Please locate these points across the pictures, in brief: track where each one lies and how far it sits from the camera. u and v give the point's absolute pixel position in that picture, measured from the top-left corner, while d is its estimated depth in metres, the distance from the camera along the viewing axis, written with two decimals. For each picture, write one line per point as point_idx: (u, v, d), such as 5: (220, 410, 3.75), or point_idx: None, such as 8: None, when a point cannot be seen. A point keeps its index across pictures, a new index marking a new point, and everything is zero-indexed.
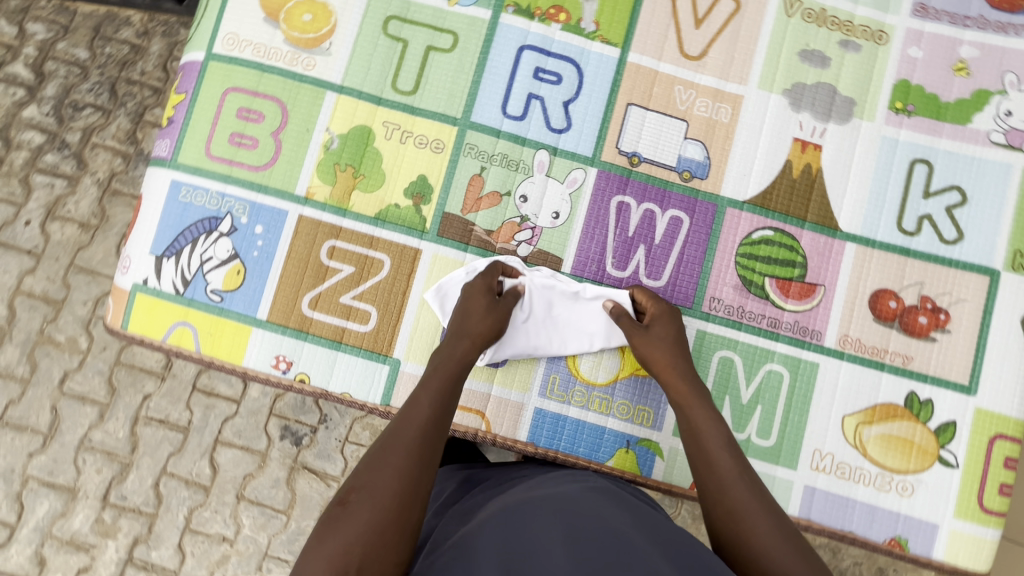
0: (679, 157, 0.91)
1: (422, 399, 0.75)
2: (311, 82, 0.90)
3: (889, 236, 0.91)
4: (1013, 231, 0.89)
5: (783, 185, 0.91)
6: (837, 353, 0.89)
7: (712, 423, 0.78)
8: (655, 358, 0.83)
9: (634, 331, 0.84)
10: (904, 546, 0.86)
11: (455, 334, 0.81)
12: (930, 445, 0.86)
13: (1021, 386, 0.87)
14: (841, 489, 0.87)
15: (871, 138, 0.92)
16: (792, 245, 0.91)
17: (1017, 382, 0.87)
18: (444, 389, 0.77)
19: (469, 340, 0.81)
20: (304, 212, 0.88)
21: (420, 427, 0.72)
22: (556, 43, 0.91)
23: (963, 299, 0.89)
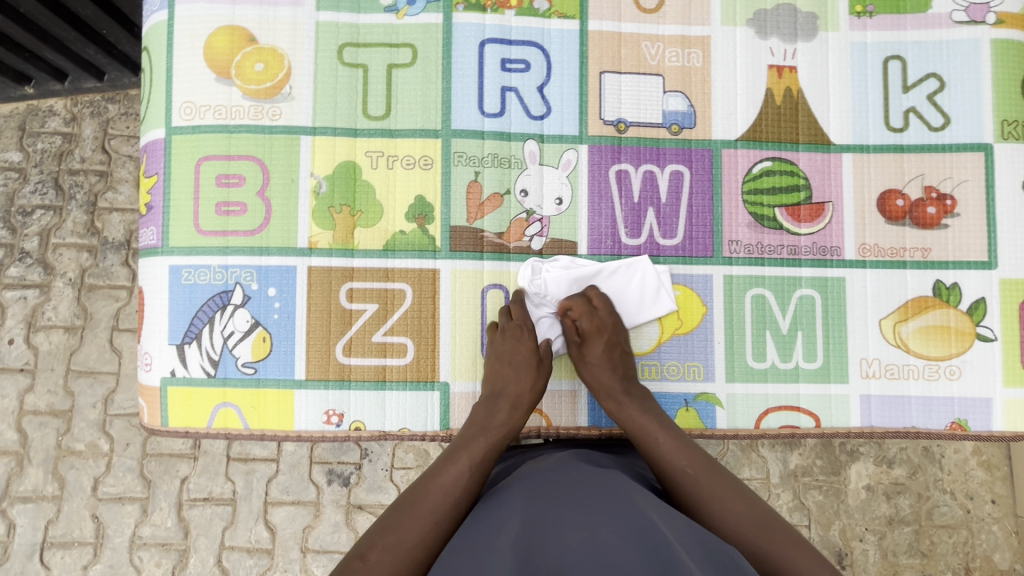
0: (663, 113, 0.91)
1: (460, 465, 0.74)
2: (283, 131, 0.87)
3: (881, 138, 0.92)
4: (996, 102, 0.91)
5: (769, 114, 0.91)
6: (860, 262, 0.91)
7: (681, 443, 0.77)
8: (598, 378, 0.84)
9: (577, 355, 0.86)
10: (965, 427, 0.89)
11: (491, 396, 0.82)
12: (966, 325, 0.89)
13: None
14: (894, 389, 0.90)
15: (841, 47, 0.92)
16: (792, 170, 0.92)
17: None
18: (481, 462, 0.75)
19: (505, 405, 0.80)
20: (312, 263, 0.86)
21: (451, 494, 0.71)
22: (515, 30, 0.90)
23: (964, 180, 0.91)
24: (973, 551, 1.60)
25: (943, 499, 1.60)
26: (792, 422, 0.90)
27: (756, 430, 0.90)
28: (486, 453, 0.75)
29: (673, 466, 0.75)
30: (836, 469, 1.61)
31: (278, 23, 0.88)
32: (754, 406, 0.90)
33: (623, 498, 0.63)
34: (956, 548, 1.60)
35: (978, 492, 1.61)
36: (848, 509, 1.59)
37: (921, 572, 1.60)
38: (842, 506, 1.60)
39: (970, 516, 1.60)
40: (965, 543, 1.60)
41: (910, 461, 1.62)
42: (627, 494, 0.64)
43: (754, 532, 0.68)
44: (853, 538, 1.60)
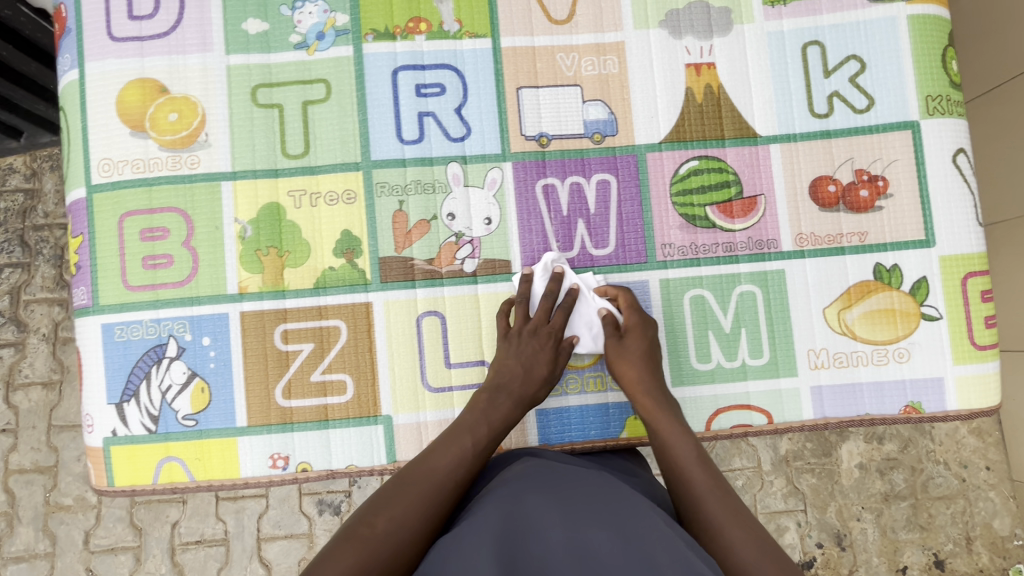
0: (584, 123, 0.90)
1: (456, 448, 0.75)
2: (203, 179, 0.87)
3: (806, 126, 0.91)
4: (918, 79, 0.90)
5: (691, 113, 0.91)
6: (798, 252, 0.90)
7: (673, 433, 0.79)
8: (625, 374, 0.84)
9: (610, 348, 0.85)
10: (919, 409, 0.88)
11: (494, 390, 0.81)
12: (910, 307, 0.88)
13: (973, 221, 0.89)
14: (845, 378, 0.89)
15: (758, 38, 0.92)
16: (720, 167, 0.91)
17: (967, 219, 0.89)
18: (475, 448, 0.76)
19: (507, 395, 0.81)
20: (244, 308, 0.86)
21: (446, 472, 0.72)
22: (427, 54, 0.89)
23: (893, 160, 0.90)
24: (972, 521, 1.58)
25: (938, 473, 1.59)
26: (744, 420, 0.89)
27: (709, 432, 0.89)
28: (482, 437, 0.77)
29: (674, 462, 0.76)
30: (827, 450, 1.60)
31: (189, 71, 0.88)
32: (704, 408, 0.89)
33: (611, 508, 0.64)
34: (955, 521, 1.58)
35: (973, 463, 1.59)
36: (842, 489, 1.57)
37: (921, 546, 1.58)
38: (836, 487, 1.58)
39: (966, 488, 1.58)
40: (965, 516, 1.58)
41: (901, 436, 1.60)
42: (613, 502, 0.65)
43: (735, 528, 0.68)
44: (850, 518, 1.57)
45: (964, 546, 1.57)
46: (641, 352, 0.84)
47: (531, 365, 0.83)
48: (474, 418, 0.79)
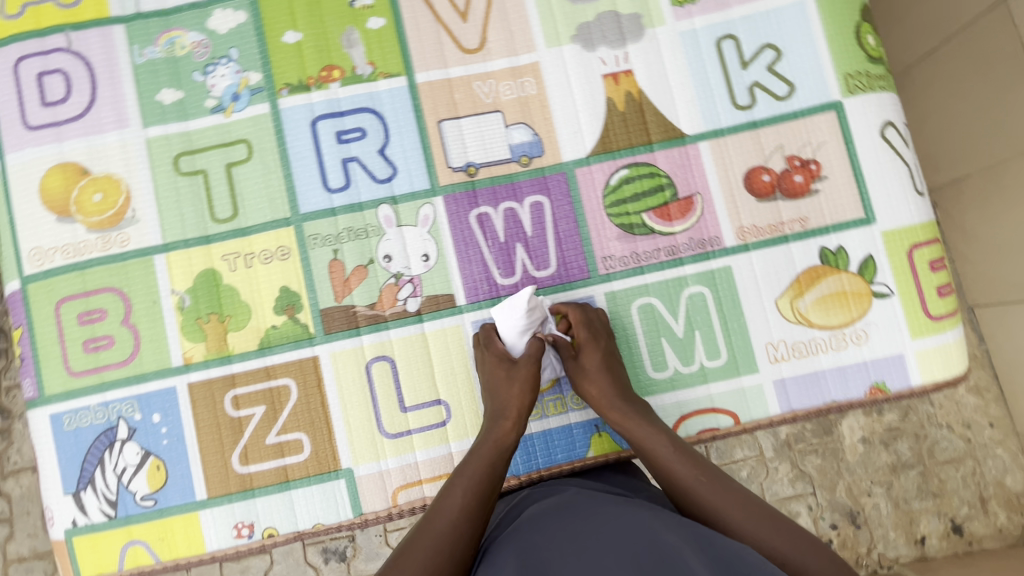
0: (510, 147, 0.90)
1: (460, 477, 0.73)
2: (135, 255, 0.86)
3: (732, 119, 0.91)
4: (835, 59, 0.90)
5: (615, 123, 0.91)
6: (742, 247, 0.89)
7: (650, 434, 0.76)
8: (592, 391, 0.81)
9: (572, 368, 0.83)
10: (884, 389, 0.87)
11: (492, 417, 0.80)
12: (861, 287, 0.87)
13: (911, 192, 0.88)
14: (806, 367, 0.88)
15: (671, 39, 0.92)
16: (652, 172, 0.90)
17: (905, 191, 0.88)
18: (481, 474, 0.74)
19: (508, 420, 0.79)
20: (191, 379, 0.85)
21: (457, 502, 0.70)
22: (344, 101, 0.89)
23: (823, 142, 0.89)
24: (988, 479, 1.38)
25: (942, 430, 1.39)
26: (711, 424, 0.87)
27: None
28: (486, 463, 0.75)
29: (660, 462, 0.74)
30: (826, 428, 1.40)
31: (108, 150, 0.87)
32: (669, 416, 0.87)
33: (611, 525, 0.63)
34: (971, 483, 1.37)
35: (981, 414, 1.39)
36: (849, 467, 1.38)
37: (937, 514, 1.38)
38: (842, 465, 1.39)
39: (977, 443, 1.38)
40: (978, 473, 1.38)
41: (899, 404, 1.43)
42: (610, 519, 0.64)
43: (740, 516, 0.67)
44: (861, 495, 1.38)
45: (979, 509, 1.38)
46: (599, 366, 0.82)
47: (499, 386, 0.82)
48: (476, 450, 0.77)
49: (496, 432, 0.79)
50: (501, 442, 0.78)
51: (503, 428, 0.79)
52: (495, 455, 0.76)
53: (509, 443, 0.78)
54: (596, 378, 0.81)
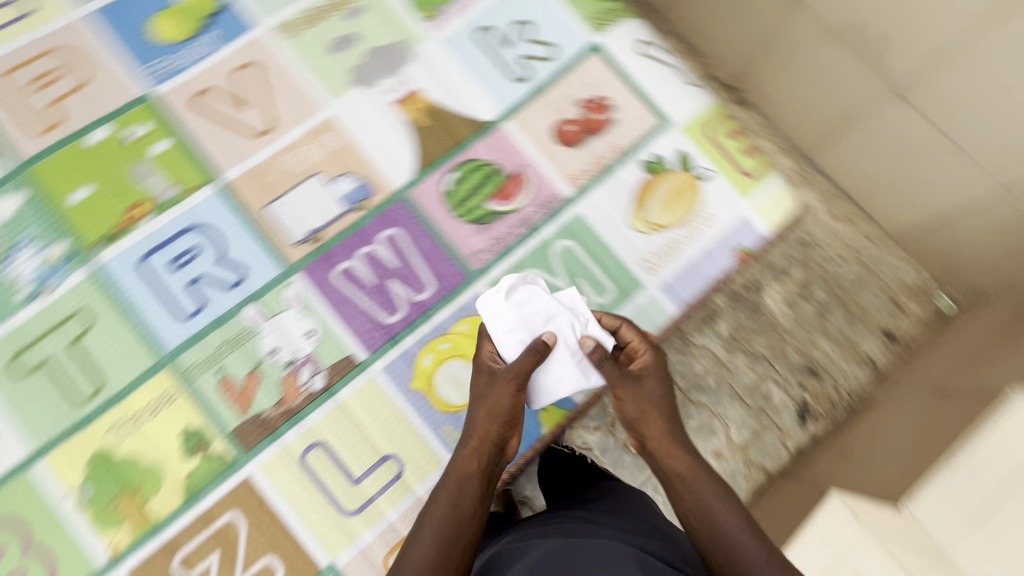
0: (341, 200, 0.92)
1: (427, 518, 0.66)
2: (10, 476, 0.79)
3: (519, 92, 0.99)
4: (574, 10, 1.02)
5: (423, 138, 0.96)
6: (580, 191, 0.97)
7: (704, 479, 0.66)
8: (642, 411, 0.72)
9: (619, 381, 0.73)
10: (746, 250, 0.97)
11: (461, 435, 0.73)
12: (687, 179, 0.98)
13: (685, 87, 1.01)
14: (680, 263, 0.96)
15: (436, 50, 0.99)
16: (476, 165, 0.96)
17: (680, 89, 1.01)
18: (455, 506, 0.66)
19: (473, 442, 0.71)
20: (126, 568, 0.78)
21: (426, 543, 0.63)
22: (162, 230, 0.88)
23: (600, 78, 1.00)
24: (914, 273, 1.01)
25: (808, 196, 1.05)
26: None
27: None
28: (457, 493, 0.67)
29: (714, 519, 0.62)
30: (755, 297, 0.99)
31: None
32: None
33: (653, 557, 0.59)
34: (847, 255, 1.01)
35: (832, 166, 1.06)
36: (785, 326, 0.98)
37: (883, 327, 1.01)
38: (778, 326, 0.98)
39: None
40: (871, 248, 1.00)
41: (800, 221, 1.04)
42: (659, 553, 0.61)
43: None
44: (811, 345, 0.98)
45: (899, 311, 1.00)
46: (657, 392, 0.72)
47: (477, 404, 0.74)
48: (442, 483, 0.69)
49: (460, 463, 0.71)
50: (466, 474, 0.69)
51: (464, 458, 0.71)
52: (458, 483, 0.68)
53: (469, 473, 0.69)
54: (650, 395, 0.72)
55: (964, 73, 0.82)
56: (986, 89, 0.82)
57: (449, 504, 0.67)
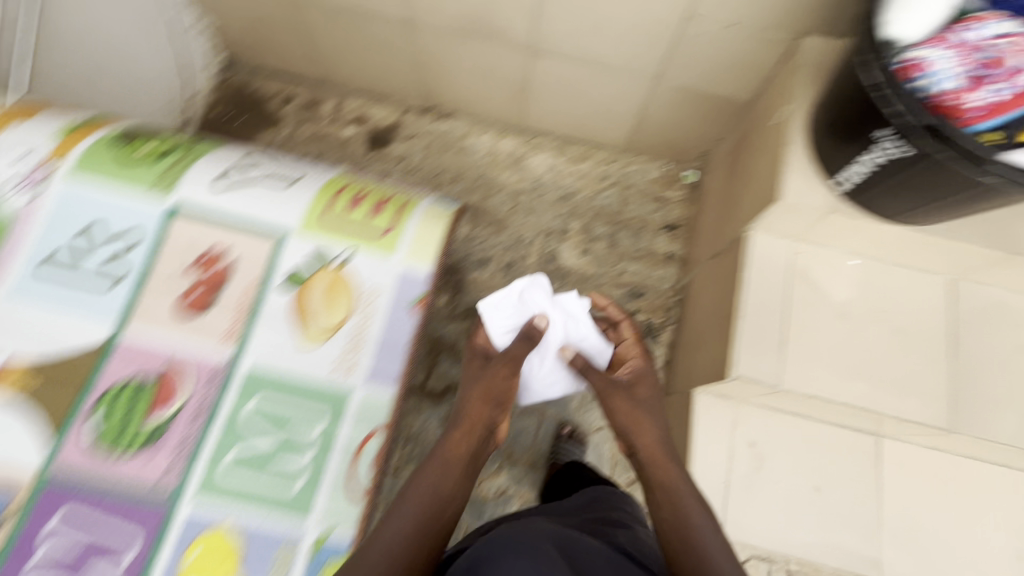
0: (19, 469, 1.01)
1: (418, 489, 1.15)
2: None
3: (116, 295, 1.13)
4: (124, 197, 1.17)
5: (46, 394, 1.05)
6: (235, 360, 1.13)
7: (682, 482, 1.25)
8: (647, 442, 1.32)
9: (606, 386, 1.39)
10: (422, 300, 1.22)
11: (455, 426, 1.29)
12: (329, 274, 1.20)
13: (287, 210, 1.22)
14: (374, 338, 1.19)
15: (13, 304, 1.09)
16: (122, 387, 1.08)
17: (279, 227, 1.20)
18: (439, 482, 1.17)
19: (465, 430, 1.28)
20: None
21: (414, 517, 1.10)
22: None
23: (190, 242, 1.17)
24: (595, 162, 2.42)
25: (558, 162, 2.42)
26: (374, 447, 1.13)
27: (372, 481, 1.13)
28: (439, 471, 1.19)
29: (677, 497, 1.22)
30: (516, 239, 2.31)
31: None
32: (337, 484, 1.10)
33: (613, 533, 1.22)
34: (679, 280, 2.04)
35: (492, 147, 2.43)
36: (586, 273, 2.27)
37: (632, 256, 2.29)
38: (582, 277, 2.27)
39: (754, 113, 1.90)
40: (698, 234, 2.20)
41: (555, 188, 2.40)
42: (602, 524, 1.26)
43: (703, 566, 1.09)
44: None
45: (666, 204, 2.36)
46: (653, 401, 1.40)
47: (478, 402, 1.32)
48: (428, 461, 1.21)
49: (450, 443, 1.25)
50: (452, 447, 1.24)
51: (452, 435, 1.27)
52: (450, 463, 1.21)
53: (455, 454, 1.23)
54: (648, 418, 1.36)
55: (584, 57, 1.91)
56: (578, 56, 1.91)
57: (438, 462, 1.21)
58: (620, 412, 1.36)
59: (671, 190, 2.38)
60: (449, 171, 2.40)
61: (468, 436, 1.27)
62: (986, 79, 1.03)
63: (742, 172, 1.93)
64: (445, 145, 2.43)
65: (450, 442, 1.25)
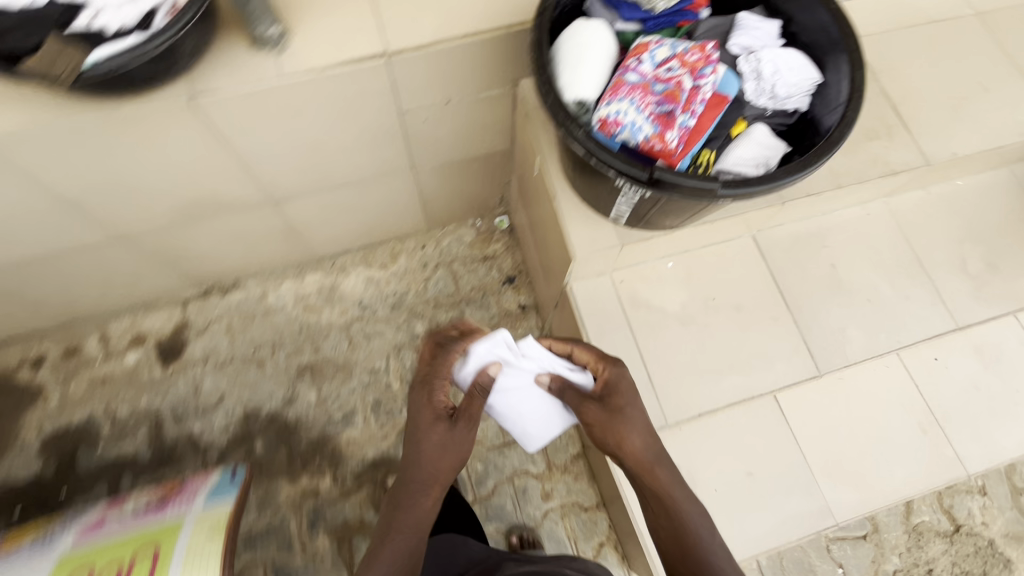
0: None
1: (410, 507, 1.21)
2: None
3: None
4: None
5: None
6: None
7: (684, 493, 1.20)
8: (631, 446, 1.20)
9: (598, 412, 1.23)
10: None
11: (431, 446, 1.22)
12: None
13: None
14: None
15: None
16: None
17: None
18: (421, 502, 1.21)
19: (445, 464, 1.22)
20: None
21: (404, 534, 1.19)
22: None
23: None
24: (413, 254, 2.27)
25: (372, 277, 2.23)
26: None
27: None
28: (422, 496, 1.21)
29: (671, 504, 1.20)
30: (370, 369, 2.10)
31: None
32: None
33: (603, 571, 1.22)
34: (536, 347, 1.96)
35: (305, 293, 2.21)
36: None
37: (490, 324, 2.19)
38: None
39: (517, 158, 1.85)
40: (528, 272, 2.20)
41: (387, 288, 2.22)
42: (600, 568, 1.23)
43: (718, 557, 1.15)
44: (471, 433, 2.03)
45: (496, 262, 2.27)
46: (642, 423, 1.23)
47: (447, 441, 1.22)
48: (413, 475, 1.22)
49: (405, 502, 1.21)
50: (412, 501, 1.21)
51: (409, 491, 1.21)
52: (420, 495, 1.21)
53: (434, 497, 1.22)
54: (627, 426, 1.21)
55: (334, 190, 1.80)
56: (323, 183, 1.73)
57: (412, 517, 1.20)
58: (605, 433, 1.22)
59: (491, 244, 2.29)
60: (267, 341, 2.13)
61: (446, 459, 1.22)
62: (673, 111, 1.01)
63: (541, 211, 1.89)
64: (251, 317, 2.16)
65: (407, 503, 1.20)
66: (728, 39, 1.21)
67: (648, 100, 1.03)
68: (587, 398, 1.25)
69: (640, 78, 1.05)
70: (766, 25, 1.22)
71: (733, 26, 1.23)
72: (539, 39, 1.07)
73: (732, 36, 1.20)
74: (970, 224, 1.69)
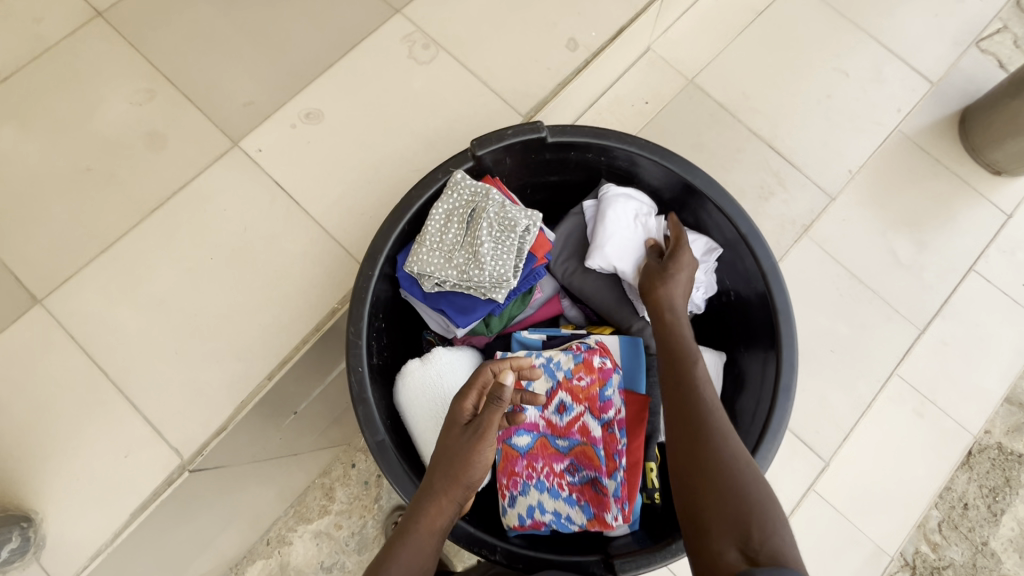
0: None
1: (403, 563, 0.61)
2: None
3: None
4: None
5: None
6: None
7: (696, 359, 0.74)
8: (670, 291, 0.82)
9: (656, 261, 0.87)
10: None
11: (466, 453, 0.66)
12: None
13: None
14: None
15: None
16: None
17: None
18: (431, 545, 0.64)
19: (468, 479, 0.67)
20: None
21: None
22: None
23: None
24: (348, 477, 1.57)
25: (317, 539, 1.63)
26: None
27: None
28: (431, 537, 0.64)
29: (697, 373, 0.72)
30: None
31: None
32: None
33: None
34: None
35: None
36: None
37: None
38: None
39: None
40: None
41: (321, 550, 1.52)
42: None
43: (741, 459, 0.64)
44: None
45: None
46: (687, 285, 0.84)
47: (482, 446, 0.67)
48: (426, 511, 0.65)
49: (428, 517, 0.65)
50: (435, 529, 0.64)
51: (439, 505, 0.65)
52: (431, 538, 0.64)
53: (441, 526, 0.65)
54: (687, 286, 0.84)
55: None
56: None
57: (426, 547, 0.63)
58: (650, 273, 0.85)
59: None
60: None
61: (481, 458, 0.66)
62: (597, 478, 0.74)
63: None
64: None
65: (424, 513, 0.64)
66: (601, 222, 0.91)
67: (558, 470, 0.76)
68: (655, 251, 0.89)
69: (531, 434, 0.77)
70: (641, 197, 0.95)
71: (603, 202, 0.93)
72: (381, 449, 0.77)
73: (608, 220, 0.90)
74: (900, 201, 1.47)
